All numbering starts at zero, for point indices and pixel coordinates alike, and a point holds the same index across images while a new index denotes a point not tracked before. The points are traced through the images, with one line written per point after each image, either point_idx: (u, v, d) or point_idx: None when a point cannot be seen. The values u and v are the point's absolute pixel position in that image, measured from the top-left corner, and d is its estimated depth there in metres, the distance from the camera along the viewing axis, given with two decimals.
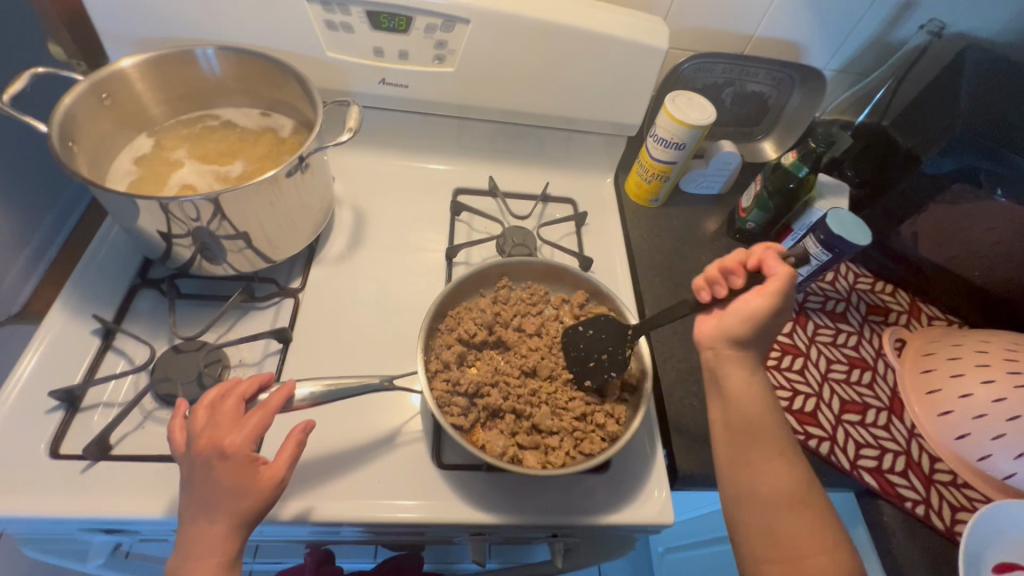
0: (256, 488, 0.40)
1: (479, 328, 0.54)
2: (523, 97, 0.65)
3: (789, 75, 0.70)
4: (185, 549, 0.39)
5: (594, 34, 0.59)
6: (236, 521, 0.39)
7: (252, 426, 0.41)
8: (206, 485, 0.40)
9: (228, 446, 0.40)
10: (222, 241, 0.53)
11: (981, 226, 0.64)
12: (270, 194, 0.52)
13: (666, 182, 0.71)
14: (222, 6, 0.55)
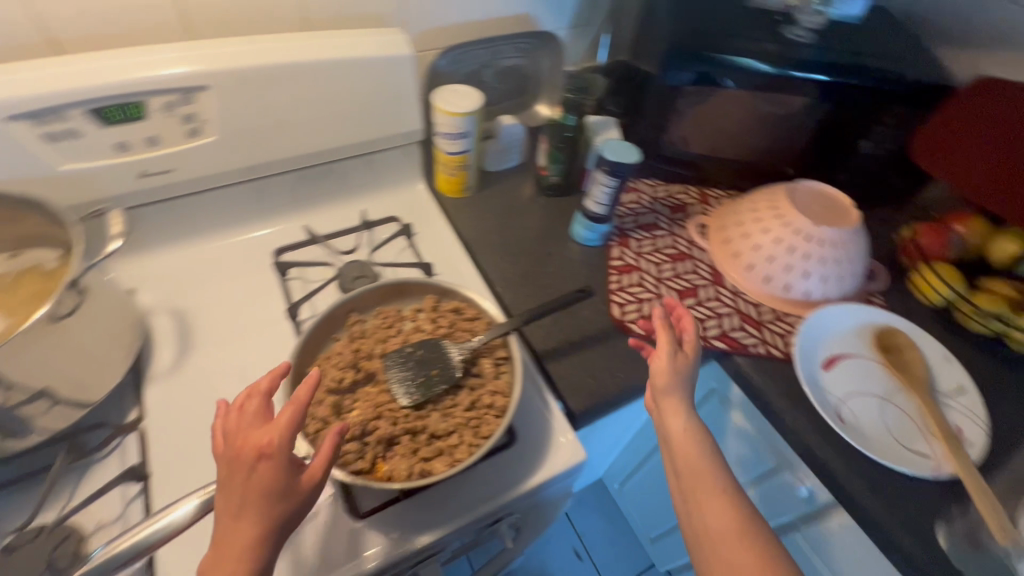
0: (299, 486, 0.40)
1: (344, 371, 0.53)
2: (300, 140, 0.65)
3: (530, 44, 0.79)
4: (217, 551, 0.38)
5: (337, 62, 0.61)
6: (271, 523, 0.38)
7: (285, 422, 0.40)
8: (244, 486, 0.39)
9: (267, 446, 0.39)
10: (15, 409, 0.46)
11: (723, 115, 0.78)
12: (51, 336, 0.46)
13: (469, 169, 0.75)
14: None
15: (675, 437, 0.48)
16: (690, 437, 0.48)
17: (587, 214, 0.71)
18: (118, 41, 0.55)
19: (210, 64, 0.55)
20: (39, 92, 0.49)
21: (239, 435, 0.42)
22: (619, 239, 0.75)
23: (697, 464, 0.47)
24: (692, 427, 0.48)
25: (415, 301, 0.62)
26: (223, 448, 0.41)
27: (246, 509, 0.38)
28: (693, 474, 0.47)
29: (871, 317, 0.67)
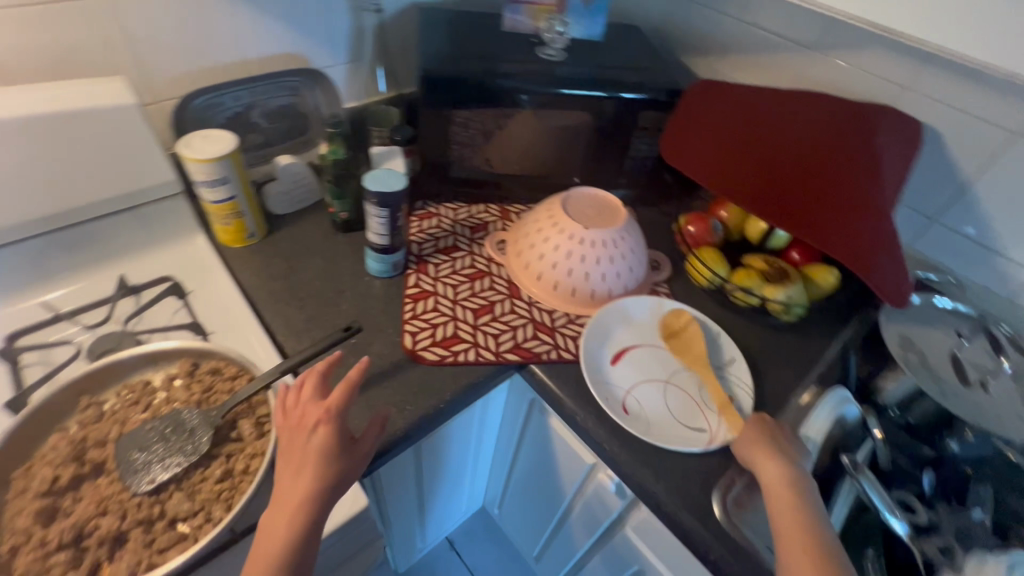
0: (351, 452, 0.46)
1: (63, 466, 0.47)
2: (17, 209, 0.59)
3: (298, 81, 0.77)
4: (265, 527, 0.43)
5: (36, 118, 0.55)
6: (320, 485, 0.44)
7: (339, 391, 0.47)
8: (299, 450, 0.45)
9: (323, 412, 0.46)
10: None
11: (518, 133, 0.80)
12: None
13: (247, 216, 0.71)
14: None
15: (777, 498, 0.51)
16: (789, 485, 0.51)
17: (374, 247, 0.69)
18: None
19: None
20: None
21: (294, 410, 0.48)
22: (416, 266, 0.74)
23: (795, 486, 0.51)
24: (785, 475, 0.52)
25: (170, 368, 0.56)
26: (295, 412, 0.47)
27: (295, 474, 0.44)
28: (798, 522, 0.49)
29: (657, 304, 0.71)
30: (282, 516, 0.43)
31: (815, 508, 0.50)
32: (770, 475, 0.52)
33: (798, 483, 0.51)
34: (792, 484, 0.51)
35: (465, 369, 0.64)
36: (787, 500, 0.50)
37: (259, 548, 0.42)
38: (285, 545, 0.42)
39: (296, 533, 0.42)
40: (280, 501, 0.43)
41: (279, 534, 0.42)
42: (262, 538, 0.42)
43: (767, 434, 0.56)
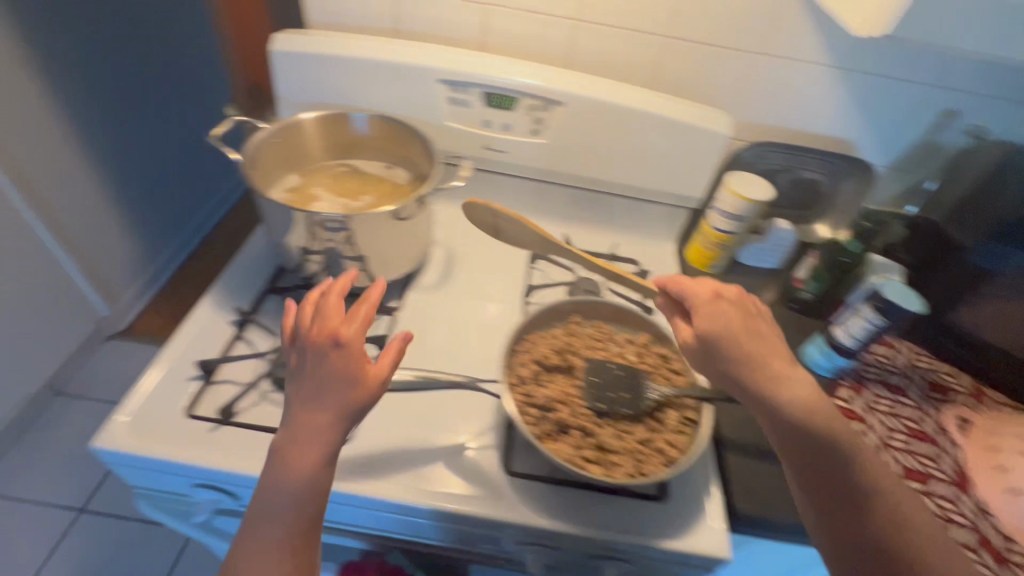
0: (366, 390, 0.43)
1: (553, 353, 0.60)
2: (600, 170, 0.75)
3: (840, 167, 0.79)
4: (293, 439, 0.42)
5: (664, 120, 0.70)
6: (335, 414, 0.42)
7: (361, 318, 0.44)
8: (323, 375, 0.42)
9: (343, 336, 0.43)
10: (346, 258, 0.65)
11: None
12: (389, 227, 0.63)
13: (725, 250, 0.78)
14: (375, 88, 0.71)
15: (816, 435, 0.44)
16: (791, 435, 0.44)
17: (829, 339, 0.67)
18: (526, 56, 0.77)
19: (575, 89, 0.69)
20: (463, 68, 0.68)
21: (314, 324, 0.45)
22: (854, 383, 0.68)
23: (829, 411, 0.44)
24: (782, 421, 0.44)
25: (629, 332, 0.65)
26: (307, 354, 0.44)
27: (313, 418, 0.42)
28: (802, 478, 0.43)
29: None
30: (302, 463, 0.42)
31: (786, 429, 0.43)
32: (798, 397, 0.44)
33: (830, 442, 0.43)
34: (743, 356, 0.45)
35: None
36: (767, 421, 0.44)
37: (269, 479, 0.43)
38: (306, 488, 0.42)
39: (320, 476, 0.43)
40: (302, 430, 0.42)
41: (299, 491, 0.42)
42: (282, 472, 0.42)
43: (732, 338, 0.46)
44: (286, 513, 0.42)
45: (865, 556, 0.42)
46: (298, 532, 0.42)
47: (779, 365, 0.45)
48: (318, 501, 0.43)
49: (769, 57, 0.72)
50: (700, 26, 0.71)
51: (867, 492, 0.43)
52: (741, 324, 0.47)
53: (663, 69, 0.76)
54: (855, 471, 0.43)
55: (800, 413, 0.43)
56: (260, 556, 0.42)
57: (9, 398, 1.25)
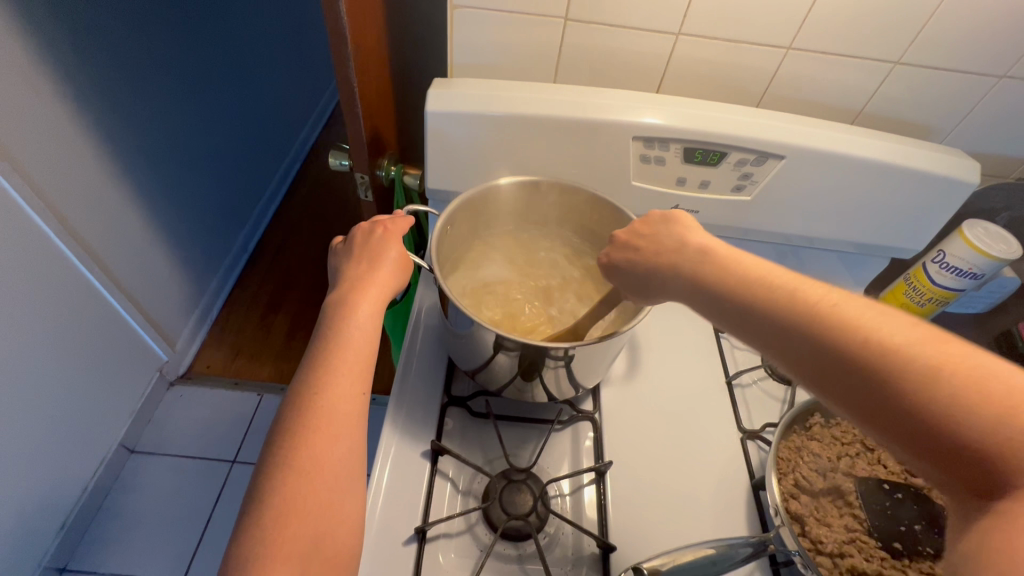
0: (397, 260, 0.52)
1: (817, 476, 0.51)
2: (804, 224, 0.65)
3: None
4: (354, 291, 0.48)
5: (900, 170, 0.59)
6: (393, 274, 0.51)
7: (401, 220, 0.56)
8: (371, 245, 0.52)
9: (395, 224, 0.55)
10: (549, 362, 0.51)
11: None
12: (604, 341, 0.50)
13: (941, 306, 0.69)
14: (556, 148, 0.59)
15: (972, 376, 0.27)
16: (927, 347, 0.29)
17: None
18: (713, 91, 0.65)
19: (801, 141, 0.58)
20: (668, 124, 0.57)
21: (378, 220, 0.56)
22: None
23: (970, 363, 0.28)
24: (895, 322, 0.31)
25: None
26: (356, 241, 0.53)
27: (360, 305, 0.46)
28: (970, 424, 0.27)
29: None
30: (349, 334, 0.44)
31: (817, 355, 0.32)
32: (881, 338, 0.30)
33: (961, 403, 0.27)
34: (753, 278, 0.38)
35: None
36: (807, 366, 0.33)
37: (316, 346, 0.44)
38: (359, 331, 0.45)
39: (367, 344, 0.44)
40: (360, 296, 0.47)
41: (363, 348, 0.44)
42: (342, 340, 0.44)
43: (797, 304, 0.34)
44: (345, 360, 0.42)
45: (1014, 534, 0.24)
46: (307, 418, 0.39)
47: (867, 310, 0.32)
48: (372, 356, 0.44)
49: (1018, 81, 0.60)
50: (943, 50, 0.59)
51: (986, 457, 0.26)
52: (841, 309, 0.33)
53: (878, 99, 0.64)
54: (995, 415, 0.26)
55: (929, 371, 0.28)
56: (333, 436, 0.39)
57: (80, 464, 1.13)
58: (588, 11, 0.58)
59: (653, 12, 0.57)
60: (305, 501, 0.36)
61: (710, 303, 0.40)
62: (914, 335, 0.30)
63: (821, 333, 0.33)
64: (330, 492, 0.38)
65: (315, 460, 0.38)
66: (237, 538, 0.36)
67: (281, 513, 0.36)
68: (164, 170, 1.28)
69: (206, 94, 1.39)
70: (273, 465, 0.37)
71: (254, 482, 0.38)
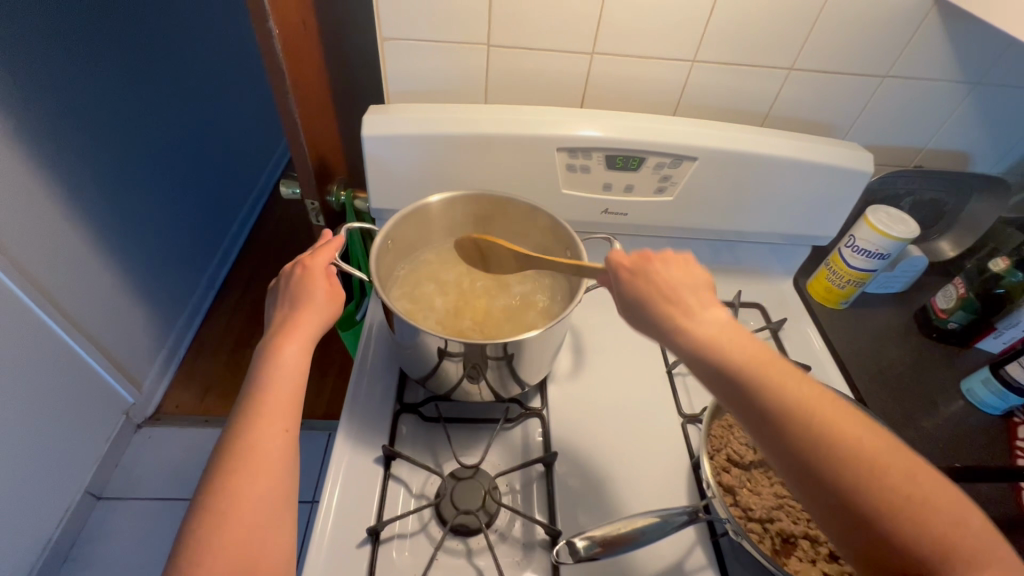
0: (322, 297, 0.53)
1: (748, 449, 0.55)
2: (726, 220, 0.71)
3: (968, 184, 0.75)
4: (280, 335, 0.49)
5: (801, 163, 0.65)
6: (320, 313, 0.52)
7: (327, 250, 0.56)
8: (297, 284, 0.53)
9: (321, 258, 0.56)
10: (489, 361, 0.54)
11: None
12: (540, 338, 0.54)
13: (859, 287, 0.74)
14: (487, 161, 0.64)
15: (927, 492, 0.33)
16: (887, 452, 0.34)
17: (1001, 376, 0.65)
18: (631, 103, 0.70)
19: (712, 144, 0.63)
20: (587, 134, 0.62)
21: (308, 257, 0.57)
22: None
23: (905, 468, 0.34)
24: (868, 428, 0.35)
25: None
26: (285, 282, 0.54)
27: (283, 347, 0.48)
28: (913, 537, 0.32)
29: None
30: (272, 377, 0.46)
31: (799, 457, 0.34)
32: (860, 449, 0.34)
33: (905, 518, 0.32)
34: (749, 361, 0.37)
35: None
36: (791, 464, 0.35)
37: (243, 392, 0.46)
38: (281, 373, 0.47)
39: (296, 382, 0.47)
40: (289, 334, 0.49)
41: (290, 385, 0.46)
42: (264, 385, 0.46)
43: (783, 398, 0.36)
44: (268, 404, 0.45)
45: None
46: (237, 459, 0.41)
47: (843, 415, 0.35)
48: (296, 396, 0.46)
49: (898, 79, 0.67)
50: (829, 55, 0.65)
51: (928, 553, 0.32)
52: (820, 413, 0.35)
53: (780, 102, 0.70)
54: (930, 523, 0.32)
55: (895, 483, 0.33)
56: (254, 477, 0.41)
57: (44, 516, 1.10)
58: (507, 37, 0.63)
59: (564, 34, 0.63)
60: (227, 543, 0.38)
61: (696, 369, 0.39)
62: (885, 449, 0.34)
63: (809, 436, 0.34)
64: (251, 531, 0.40)
65: (235, 503, 0.40)
66: (169, 572, 0.38)
67: (200, 554, 0.38)
68: (122, 211, 1.28)
69: (164, 138, 1.42)
70: (197, 509, 0.40)
71: (184, 524, 0.40)
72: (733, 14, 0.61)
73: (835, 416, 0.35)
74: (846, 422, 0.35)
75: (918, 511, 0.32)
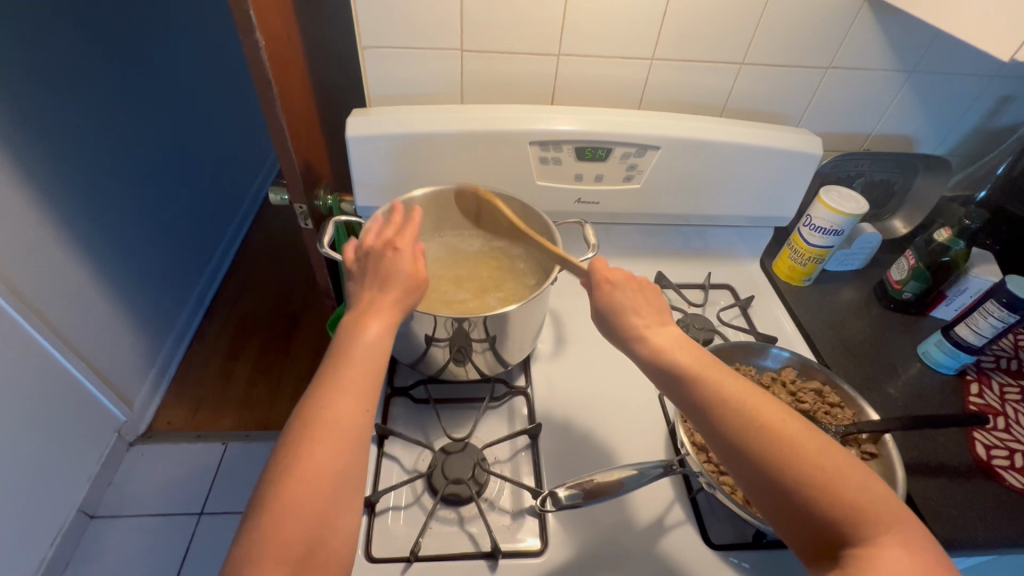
0: (405, 276, 0.52)
1: None
2: (692, 206, 0.75)
3: (914, 164, 0.80)
4: (360, 314, 0.49)
5: (756, 149, 0.70)
6: (400, 293, 0.51)
7: (410, 230, 0.55)
8: (382, 262, 0.53)
9: (405, 239, 0.54)
10: (473, 342, 0.58)
11: None
12: (519, 315, 0.58)
13: (820, 264, 0.79)
14: (464, 157, 0.68)
15: (842, 477, 0.36)
16: (809, 441, 0.37)
17: (953, 338, 0.70)
18: (598, 100, 0.75)
19: (672, 133, 0.68)
20: (557, 128, 0.67)
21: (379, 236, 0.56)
22: (977, 376, 0.71)
23: (828, 458, 0.37)
24: (797, 421, 0.39)
25: (770, 368, 0.65)
26: (370, 259, 0.53)
27: (368, 327, 0.48)
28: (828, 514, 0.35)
29: None
30: (358, 354, 0.46)
31: (730, 443, 0.39)
32: (785, 439, 0.37)
33: (820, 499, 0.36)
34: (689, 366, 0.43)
35: None
36: (724, 448, 0.39)
37: (328, 364, 0.46)
38: (365, 351, 0.47)
39: (376, 370, 0.47)
40: (370, 313, 0.49)
41: (371, 364, 0.46)
42: (349, 361, 0.46)
43: (715, 394, 0.41)
44: (351, 378, 0.45)
45: None
46: (313, 439, 0.41)
47: (776, 410, 0.39)
48: (376, 376, 0.46)
49: (841, 69, 0.73)
50: (772, 50, 0.71)
51: (840, 528, 0.35)
52: (753, 408, 0.39)
53: (735, 95, 0.76)
54: (845, 505, 0.35)
55: (814, 470, 0.36)
56: (332, 450, 0.41)
57: (39, 536, 1.10)
58: (479, 43, 0.68)
59: (532, 37, 0.68)
60: (296, 509, 0.39)
61: (653, 373, 0.45)
62: (813, 442, 0.38)
63: (736, 426, 0.39)
64: (328, 503, 0.40)
65: (314, 471, 0.40)
66: (242, 532, 0.39)
67: (274, 521, 0.38)
68: (111, 230, 1.31)
69: (151, 158, 1.44)
70: (278, 471, 0.40)
71: (259, 485, 0.40)
72: (685, 14, 0.67)
73: (768, 410, 0.39)
74: (775, 414, 0.39)
75: (831, 492, 0.36)
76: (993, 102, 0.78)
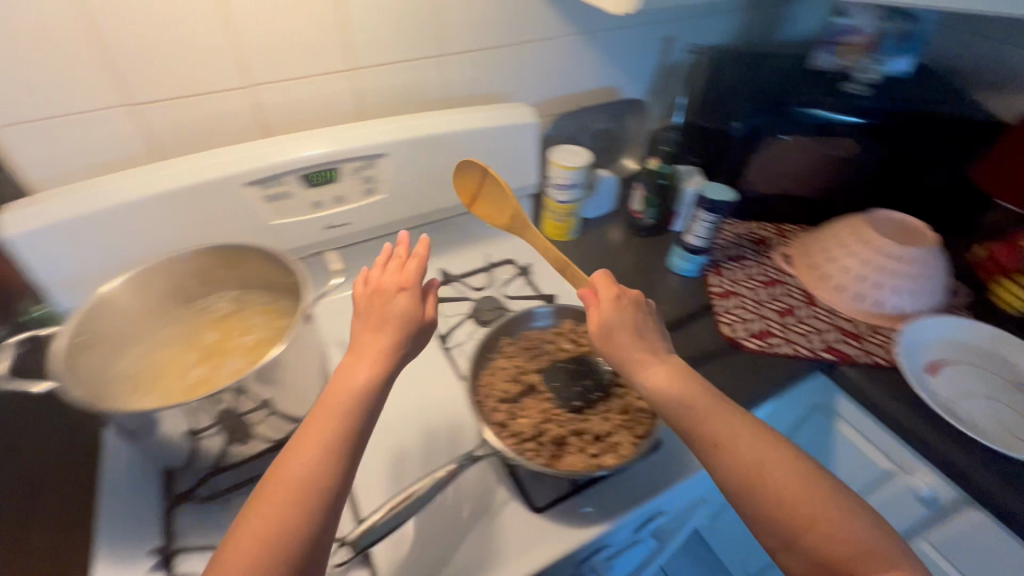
0: (406, 317, 0.43)
1: (511, 383, 0.62)
2: (445, 198, 0.77)
3: (619, 109, 0.93)
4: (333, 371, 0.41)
5: (478, 131, 0.73)
6: (399, 337, 0.42)
7: (414, 265, 0.45)
8: (381, 308, 0.43)
9: (406, 271, 0.45)
10: (247, 416, 0.54)
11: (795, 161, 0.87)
12: (283, 365, 0.54)
13: (575, 216, 0.87)
14: (174, 219, 0.61)
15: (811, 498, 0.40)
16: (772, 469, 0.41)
17: (685, 247, 0.82)
18: (317, 122, 0.72)
19: (393, 137, 0.68)
20: (271, 161, 0.63)
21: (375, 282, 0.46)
22: (714, 269, 0.85)
23: (794, 486, 0.40)
24: (764, 442, 0.43)
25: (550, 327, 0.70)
26: (386, 266, 0.46)
27: (356, 370, 0.40)
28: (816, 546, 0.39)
29: (970, 325, 0.73)
30: (343, 401, 0.39)
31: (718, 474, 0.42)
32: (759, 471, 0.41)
33: (802, 529, 0.39)
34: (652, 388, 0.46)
35: (781, 358, 0.71)
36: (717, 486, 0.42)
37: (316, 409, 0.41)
38: (337, 408, 0.39)
39: (359, 417, 0.39)
40: (357, 354, 0.41)
41: (347, 414, 0.39)
42: (345, 401, 0.39)
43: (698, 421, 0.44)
44: (303, 440, 0.38)
45: None
46: (257, 500, 0.37)
47: (739, 440, 0.43)
48: (355, 426, 0.39)
49: (531, 42, 0.80)
50: (467, 36, 0.74)
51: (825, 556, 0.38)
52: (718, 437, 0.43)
53: (450, 85, 0.78)
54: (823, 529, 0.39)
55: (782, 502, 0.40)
56: (271, 510, 0.36)
57: None
58: (148, 92, 0.60)
59: (210, 74, 0.62)
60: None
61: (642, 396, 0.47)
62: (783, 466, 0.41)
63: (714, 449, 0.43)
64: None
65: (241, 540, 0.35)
66: None
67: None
68: None
69: None
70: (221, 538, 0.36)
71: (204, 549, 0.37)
72: (366, 20, 0.67)
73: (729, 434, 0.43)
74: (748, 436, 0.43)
75: (802, 518, 0.39)
76: (657, 44, 0.92)
